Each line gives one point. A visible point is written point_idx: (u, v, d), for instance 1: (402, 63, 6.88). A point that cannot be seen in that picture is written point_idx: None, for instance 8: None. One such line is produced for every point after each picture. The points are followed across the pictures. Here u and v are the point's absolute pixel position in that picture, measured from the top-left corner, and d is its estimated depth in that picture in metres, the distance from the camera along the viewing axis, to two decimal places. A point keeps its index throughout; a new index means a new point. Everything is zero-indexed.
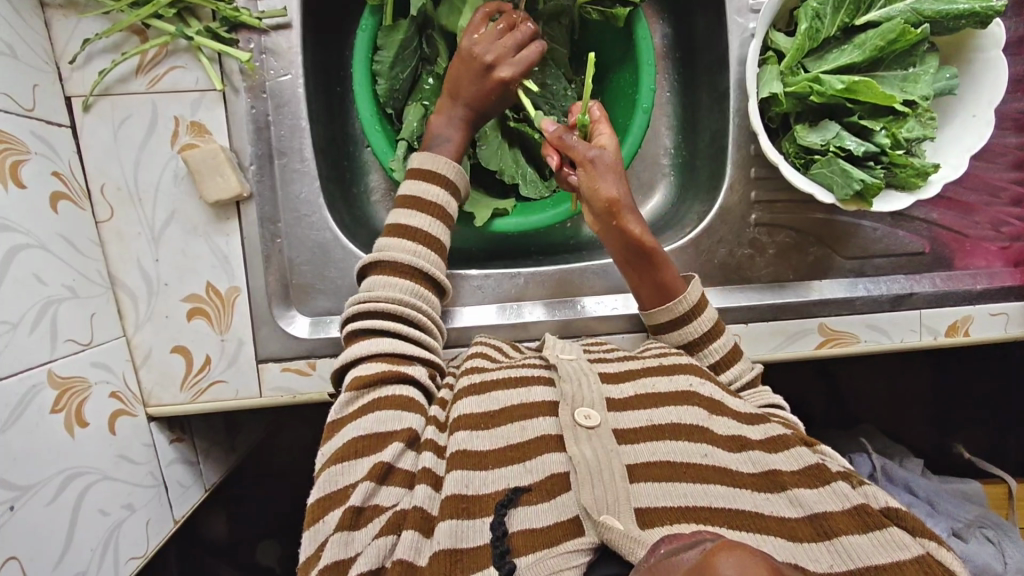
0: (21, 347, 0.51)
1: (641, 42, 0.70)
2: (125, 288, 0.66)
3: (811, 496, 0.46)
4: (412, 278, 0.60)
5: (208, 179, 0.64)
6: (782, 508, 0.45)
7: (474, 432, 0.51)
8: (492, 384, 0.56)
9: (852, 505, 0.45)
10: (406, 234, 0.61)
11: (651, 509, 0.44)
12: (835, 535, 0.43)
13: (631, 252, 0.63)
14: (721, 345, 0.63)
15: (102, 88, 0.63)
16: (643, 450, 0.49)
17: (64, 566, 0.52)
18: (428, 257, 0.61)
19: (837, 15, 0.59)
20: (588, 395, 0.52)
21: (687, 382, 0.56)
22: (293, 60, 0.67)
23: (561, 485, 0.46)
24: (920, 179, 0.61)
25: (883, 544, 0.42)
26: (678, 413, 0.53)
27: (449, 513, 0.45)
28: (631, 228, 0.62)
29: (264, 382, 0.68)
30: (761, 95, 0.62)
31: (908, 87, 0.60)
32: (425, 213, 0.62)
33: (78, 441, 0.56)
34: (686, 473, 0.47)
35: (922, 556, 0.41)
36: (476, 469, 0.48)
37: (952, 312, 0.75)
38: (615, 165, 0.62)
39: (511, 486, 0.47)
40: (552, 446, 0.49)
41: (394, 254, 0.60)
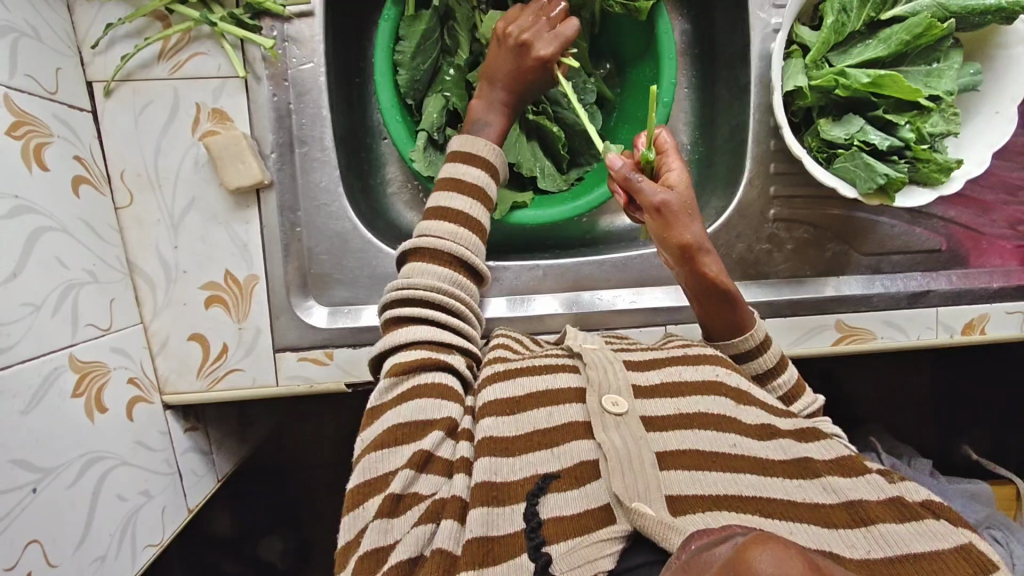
0: (44, 329, 0.51)
1: (662, 36, 0.70)
2: (143, 275, 0.65)
3: (845, 484, 0.46)
4: (450, 267, 0.59)
5: (231, 166, 0.64)
6: (815, 495, 0.46)
7: (501, 418, 0.51)
8: (518, 371, 0.56)
9: (887, 495, 0.45)
10: (447, 217, 0.60)
11: (682, 497, 0.44)
12: (871, 523, 0.43)
13: (706, 293, 0.61)
14: (785, 382, 0.63)
15: (124, 73, 0.63)
16: (670, 438, 0.49)
17: (83, 551, 0.52)
18: (468, 242, 0.60)
19: (863, 9, 0.60)
20: (614, 382, 0.52)
21: (713, 372, 0.56)
22: (315, 49, 0.66)
23: (589, 472, 0.46)
24: (942, 174, 0.61)
25: (921, 532, 0.42)
26: (706, 403, 0.52)
27: (479, 502, 0.45)
28: (709, 271, 0.60)
29: (280, 371, 0.68)
30: (785, 88, 0.62)
31: (932, 82, 0.60)
32: (465, 194, 0.61)
33: (98, 425, 0.55)
34: (718, 462, 0.47)
35: (962, 544, 0.41)
36: (505, 456, 0.48)
37: (969, 310, 0.75)
38: (687, 204, 0.59)
39: (541, 472, 0.47)
40: (580, 433, 0.49)
41: (446, 243, 0.59)
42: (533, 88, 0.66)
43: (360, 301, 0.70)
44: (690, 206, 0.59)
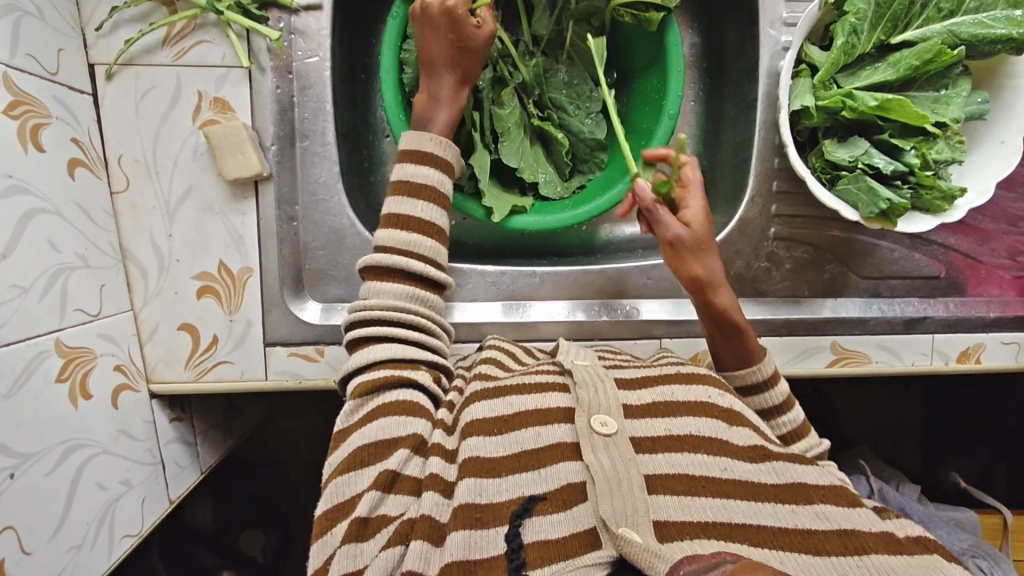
0: (30, 312, 0.50)
1: (671, 48, 0.70)
2: (136, 262, 0.65)
3: (838, 512, 0.46)
4: (405, 281, 0.58)
5: (230, 157, 0.63)
6: (808, 521, 0.45)
7: (486, 438, 0.51)
8: (506, 389, 0.55)
9: (880, 527, 0.45)
10: (404, 225, 0.59)
11: (676, 522, 0.44)
12: (866, 553, 0.43)
13: (715, 326, 0.63)
14: (779, 392, 0.62)
15: (127, 57, 0.62)
16: (661, 461, 0.49)
17: (59, 539, 0.51)
18: (425, 250, 0.59)
19: (874, 32, 0.59)
20: (604, 401, 0.52)
21: (703, 394, 0.55)
22: (322, 42, 0.66)
23: (578, 495, 0.46)
24: (946, 202, 0.61)
25: (917, 565, 0.43)
26: (697, 424, 0.52)
27: (461, 524, 0.45)
28: (720, 306, 0.62)
29: (270, 365, 0.68)
30: (792, 107, 0.62)
31: (939, 108, 0.60)
32: (420, 198, 0.60)
33: (81, 412, 0.55)
34: (706, 487, 0.47)
35: None
36: (490, 477, 0.48)
37: (965, 338, 0.75)
38: (701, 239, 0.62)
39: (526, 494, 0.47)
40: (569, 455, 0.49)
41: (402, 255, 0.58)
42: (467, 64, 0.64)
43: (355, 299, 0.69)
44: (707, 242, 0.62)
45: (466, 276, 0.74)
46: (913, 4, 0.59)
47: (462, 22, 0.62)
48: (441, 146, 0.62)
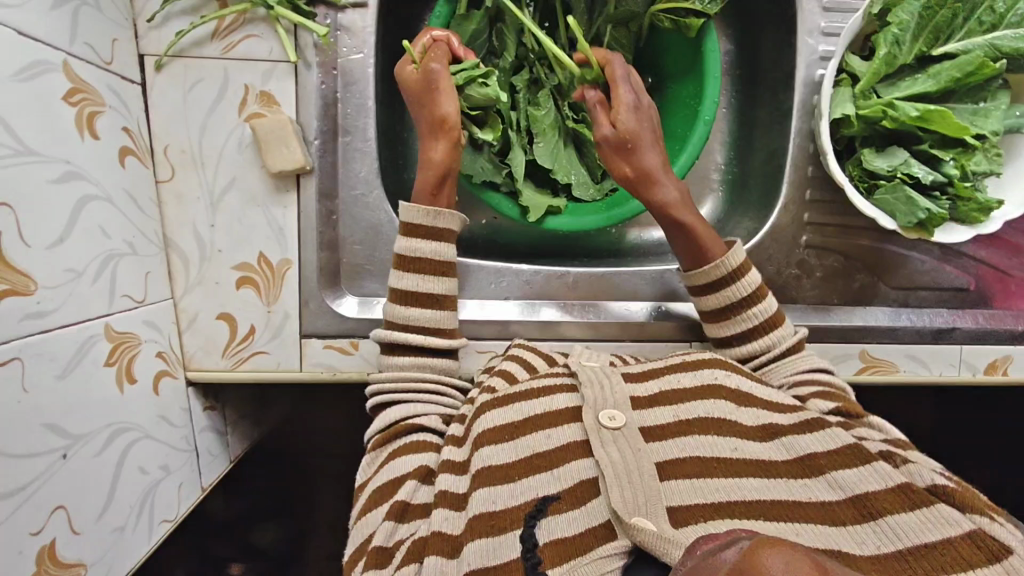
0: (83, 296, 0.51)
1: (708, 55, 0.71)
2: (178, 251, 0.66)
3: (850, 477, 0.47)
4: (411, 353, 0.64)
5: (275, 149, 0.64)
6: (821, 493, 0.47)
7: (498, 445, 0.54)
8: (515, 397, 0.58)
9: (894, 483, 0.45)
10: (400, 297, 0.64)
11: (684, 506, 0.46)
12: (879, 517, 0.43)
13: (664, 224, 0.66)
14: (750, 283, 0.64)
15: (177, 49, 0.63)
16: (672, 446, 0.51)
17: (105, 520, 0.52)
18: (422, 318, 0.64)
19: (916, 43, 0.60)
20: (610, 398, 0.54)
21: (711, 376, 0.56)
22: (367, 40, 0.67)
23: (591, 491, 0.48)
24: (982, 214, 0.61)
25: (932, 519, 0.42)
26: (705, 407, 0.54)
27: (478, 534, 0.47)
28: (655, 199, 0.65)
29: (305, 357, 0.68)
30: (832, 115, 0.62)
31: (978, 121, 0.60)
32: (414, 270, 0.64)
33: (126, 396, 0.55)
34: (719, 467, 0.49)
35: (974, 530, 0.41)
36: (503, 483, 0.50)
37: (993, 350, 0.75)
38: (634, 137, 0.65)
39: (541, 495, 0.49)
40: (579, 453, 0.51)
41: (401, 330, 0.63)
42: (439, 103, 0.64)
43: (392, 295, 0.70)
44: (643, 137, 0.65)
45: (501, 274, 0.75)
46: (957, 16, 0.59)
47: (422, 69, 0.65)
48: (426, 215, 0.64)
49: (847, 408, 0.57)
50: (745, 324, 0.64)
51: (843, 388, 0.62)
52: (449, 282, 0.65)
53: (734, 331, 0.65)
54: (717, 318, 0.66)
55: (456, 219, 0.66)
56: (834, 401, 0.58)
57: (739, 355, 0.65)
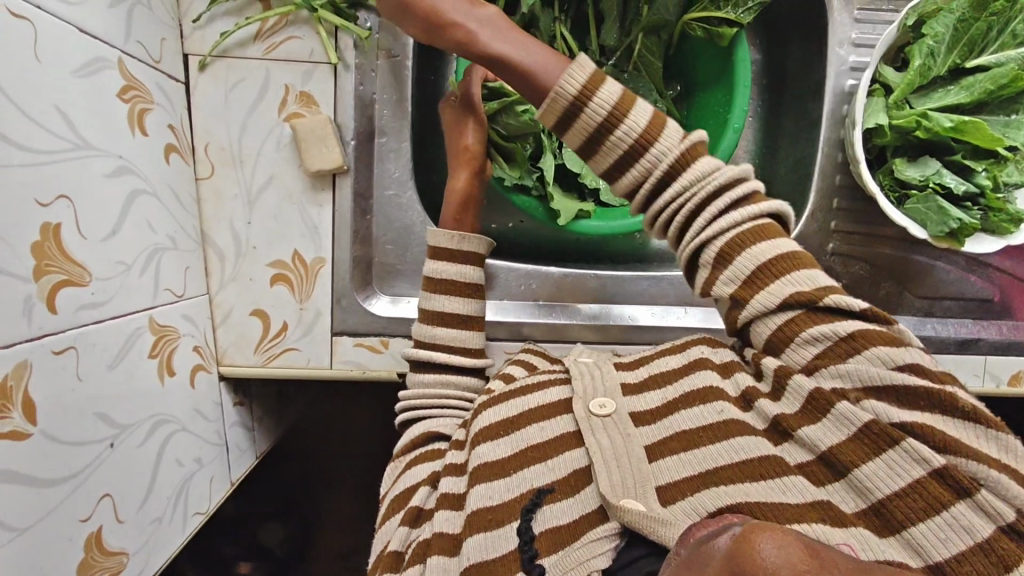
0: (132, 289, 0.52)
1: (738, 63, 0.72)
2: (214, 247, 0.67)
3: (816, 429, 0.45)
4: (436, 370, 0.65)
5: (314, 148, 0.65)
6: (797, 452, 0.46)
7: (494, 441, 0.55)
8: (509, 393, 0.59)
9: (859, 427, 0.43)
10: (429, 318, 0.65)
11: (670, 484, 0.46)
12: (850, 469, 0.43)
13: (489, 66, 0.54)
14: (606, 101, 0.50)
15: (221, 49, 0.64)
16: (662, 427, 0.51)
17: (146, 510, 0.52)
18: (448, 337, 0.64)
19: (950, 55, 0.61)
20: (599, 388, 0.55)
21: (698, 352, 0.56)
22: (406, 43, 0.68)
23: (583, 479, 0.49)
24: (1012, 225, 0.61)
25: (899, 463, 0.41)
26: (691, 384, 0.53)
27: (476, 529, 0.49)
28: (458, 40, 0.54)
29: (336, 354, 0.69)
30: (866, 125, 0.63)
31: (1011, 132, 0.61)
32: (444, 293, 0.65)
33: (167, 388, 0.56)
34: (707, 435, 0.48)
35: (943, 468, 0.39)
36: (497, 478, 0.52)
37: (1017, 361, 0.75)
38: None
39: (536, 487, 0.50)
40: (571, 444, 0.52)
41: (429, 349, 0.64)
42: (460, 137, 0.70)
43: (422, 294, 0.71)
44: None
45: (530, 277, 0.76)
46: (991, 29, 0.60)
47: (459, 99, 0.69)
48: (454, 238, 0.66)
49: (797, 300, 0.47)
50: (614, 153, 0.51)
51: (768, 210, 0.50)
52: (474, 303, 0.66)
53: (605, 167, 0.52)
54: (585, 153, 0.52)
55: (481, 242, 0.67)
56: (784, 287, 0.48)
57: (623, 188, 0.52)
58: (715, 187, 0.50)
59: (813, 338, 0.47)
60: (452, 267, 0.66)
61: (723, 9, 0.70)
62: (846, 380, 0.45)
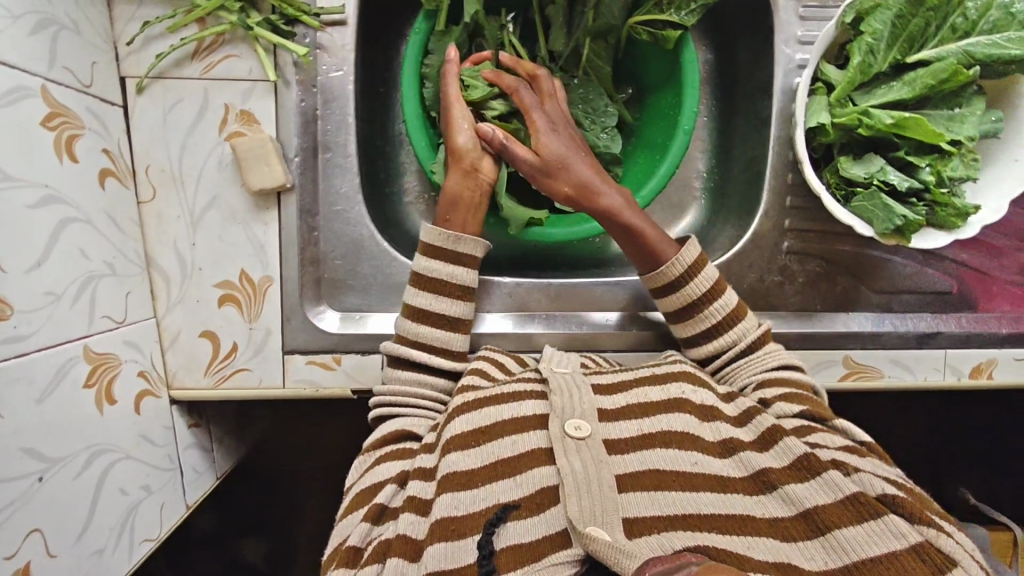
0: (63, 319, 0.51)
1: (686, 65, 0.72)
2: (159, 270, 0.66)
3: (802, 492, 0.52)
4: (414, 369, 0.65)
5: (255, 168, 0.64)
6: (776, 508, 0.52)
7: (464, 452, 0.57)
8: (484, 401, 0.60)
9: (844, 495, 0.50)
10: (419, 317, 0.65)
11: (639, 518, 0.51)
12: (828, 531, 0.49)
13: (622, 235, 0.67)
14: (706, 278, 0.66)
15: (158, 71, 0.64)
16: (631, 460, 0.56)
17: (84, 543, 0.52)
18: (431, 336, 0.64)
19: (889, 52, 0.60)
20: (577, 407, 0.58)
21: (679, 390, 0.61)
22: (346, 57, 0.67)
23: (549, 498, 0.53)
24: (959, 219, 0.61)
25: (878, 533, 0.47)
26: (668, 421, 0.58)
27: (437, 538, 0.51)
28: (604, 207, 0.67)
29: (288, 373, 0.69)
30: (808, 124, 0.62)
31: (954, 126, 0.60)
32: (437, 293, 0.65)
33: (106, 417, 0.56)
34: (677, 481, 0.54)
35: (918, 543, 0.46)
36: (464, 489, 0.54)
37: (977, 354, 0.75)
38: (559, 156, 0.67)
39: (501, 503, 0.53)
40: (542, 460, 0.55)
41: (411, 346, 0.64)
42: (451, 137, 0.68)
43: (373, 309, 0.71)
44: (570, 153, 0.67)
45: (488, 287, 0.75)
46: (929, 25, 0.60)
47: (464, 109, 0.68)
48: (449, 238, 0.66)
49: (812, 413, 0.60)
50: (707, 321, 0.66)
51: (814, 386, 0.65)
52: (462, 305, 0.66)
53: (694, 332, 0.67)
54: (679, 317, 0.68)
55: (477, 245, 0.67)
56: (805, 404, 0.60)
57: (709, 351, 0.67)
58: (775, 362, 0.65)
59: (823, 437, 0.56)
60: (442, 267, 0.66)
61: (666, 12, 0.69)
62: (846, 457, 0.54)
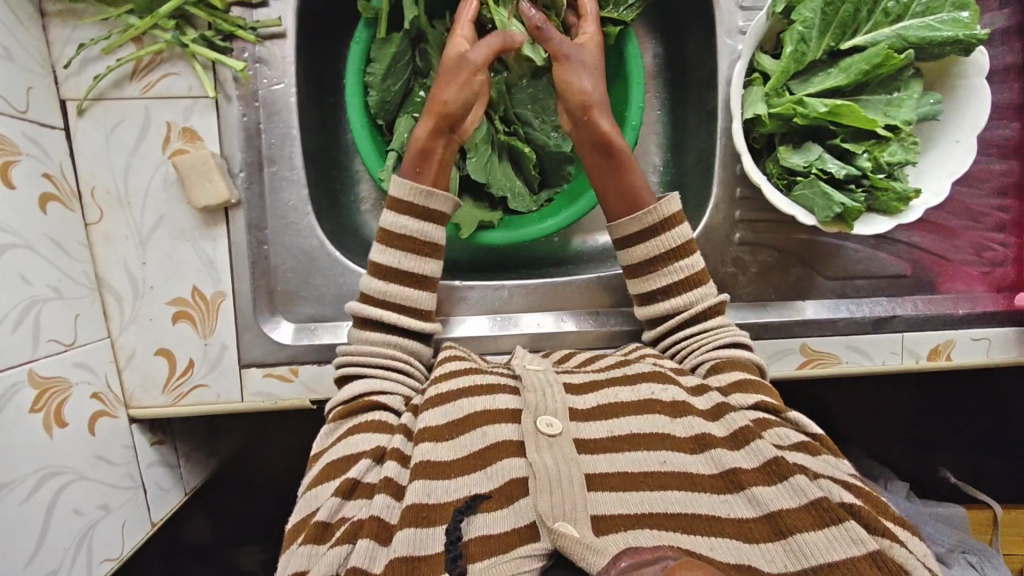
0: (3, 346, 0.52)
1: (631, 61, 0.71)
2: (110, 290, 0.66)
3: (768, 494, 0.51)
4: (383, 330, 0.64)
5: (198, 185, 0.65)
6: (741, 508, 0.51)
7: (436, 443, 0.55)
8: (458, 394, 0.59)
9: (809, 500, 0.49)
10: (395, 277, 0.64)
11: (605, 515, 0.49)
12: (791, 534, 0.48)
13: (609, 168, 0.68)
14: (678, 235, 0.67)
15: (97, 93, 0.64)
16: (602, 460, 0.54)
17: (35, 565, 0.53)
18: (401, 295, 0.64)
19: (823, 39, 0.60)
20: (550, 404, 0.56)
21: (649, 391, 0.60)
22: (287, 69, 0.67)
23: (520, 489, 0.51)
24: (901, 203, 0.61)
25: (839, 538, 0.47)
26: (640, 424, 0.57)
27: (408, 522, 0.49)
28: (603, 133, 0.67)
29: (246, 387, 0.69)
30: (745, 115, 0.62)
31: (892, 111, 0.60)
32: (407, 250, 0.64)
33: (56, 441, 0.57)
34: (645, 480, 0.52)
35: (876, 551, 0.45)
36: (439, 478, 0.52)
37: (934, 336, 0.75)
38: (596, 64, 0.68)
39: (472, 493, 0.51)
40: (512, 451, 0.54)
41: (381, 306, 0.63)
42: (439, 90, 0.66)
43: (327, 319, 0.71)
44: (597, 70, 0.68)
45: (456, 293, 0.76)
46: (861, 10, 0.60)
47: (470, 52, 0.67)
48: (419, 194, 0.65)
49: (764, 407, 0.58)
50: (669, 276, 0.66)
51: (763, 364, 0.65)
52: (432, 265, 0.65)
53: (648, 288, 0.68)
54: (641, 270, 0.68)
55: (448, 202, 0.66)
56: (763, 396, 0.59)
57: (660, 313, 0.68)
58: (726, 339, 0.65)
59: (782, 433, 0.56)
60: (413, 224, 0.65)
61: (605, 8, 0.70)
62: (810, 462, 0.53)
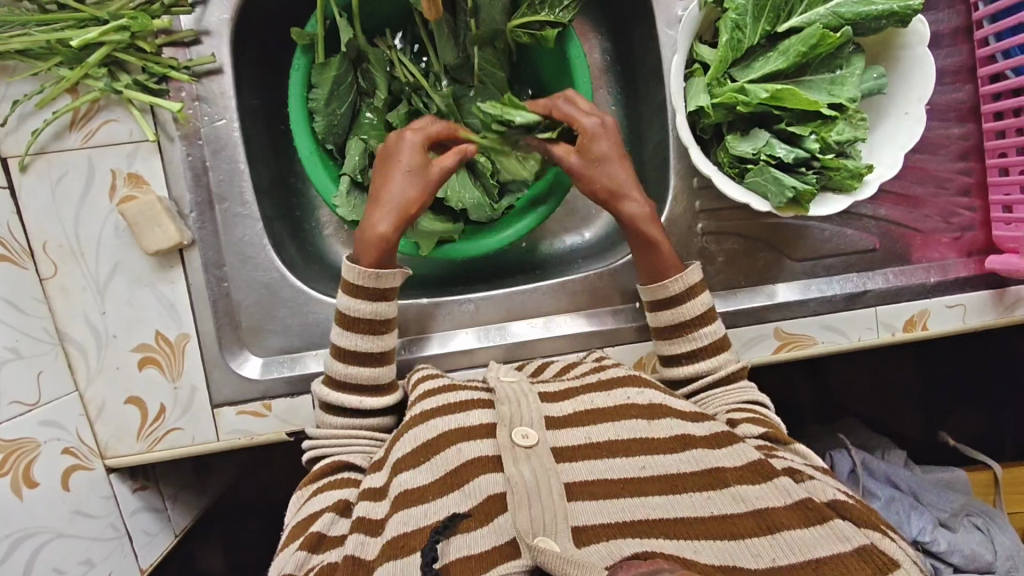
0: None
1: (575, 61, 0.70)
2: (73, 342, 0.66)
3: (753, 493, 0.51)
4: (349, 414, 0.64)
5: (148, 231, 0.64)
6: (724, 505, 0.50)
7: (416, 469, 0.55)
8: (434, 413, 0.59)
9: (795, 500, 0.50)
10: (360, 360, 0.63)
11: (587, 527, 0.48)
12: (778, 530, 0.48)
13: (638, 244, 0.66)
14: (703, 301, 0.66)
15: (38, 147, 0.63)
16: (581, 467, 0.53)
17: None
18: (359, 373, 0.63)
19: (758, 24, 0.59)
20: (526, 414, 0.55)
21: (625, 395, 0.60)
22: (227, 105, 0.67)
23: (498, 506, 0.50)
24: (854, 180, 0.61)
25: (826, 536, 0.48)
26: (615, 429, 0.56)
27: (388, 556, 0.49)
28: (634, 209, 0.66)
29: (220, 427, 0.69)
30: (689, 108, 0.61)
31: (836, 89, 0.60)
32: (362, 331, 0.63)
33: (26, 502, 0.57)
34: (626, 488, 0.52)
35: (861, 547, 0.46)
36: (417, 504, 0.52)
37: (908, 307, 0.74)
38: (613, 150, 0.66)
39: (451, 512, 0.50)
40: (489, 468, 0.53)
41: (342, 390, 0.63)
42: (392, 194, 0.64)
43: (295, 350, 0.71)
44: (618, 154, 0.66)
45: (426, 313, 0.75)
46: None
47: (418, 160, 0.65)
48: (369, 276, 0.63)
49: (772, 436, 0.59)
50: (692, 340, 0.65)
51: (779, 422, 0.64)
52: (388, 339, 0.64)
53: (675, 351, 0.66)
54: (665, 331, 0.66)
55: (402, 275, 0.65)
56: (764, 426, 0.60)
57: (681, 375, 0.66)
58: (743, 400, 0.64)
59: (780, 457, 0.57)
60: (367, 307, 0.63)
61: (541, 12, 0.68)
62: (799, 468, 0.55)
